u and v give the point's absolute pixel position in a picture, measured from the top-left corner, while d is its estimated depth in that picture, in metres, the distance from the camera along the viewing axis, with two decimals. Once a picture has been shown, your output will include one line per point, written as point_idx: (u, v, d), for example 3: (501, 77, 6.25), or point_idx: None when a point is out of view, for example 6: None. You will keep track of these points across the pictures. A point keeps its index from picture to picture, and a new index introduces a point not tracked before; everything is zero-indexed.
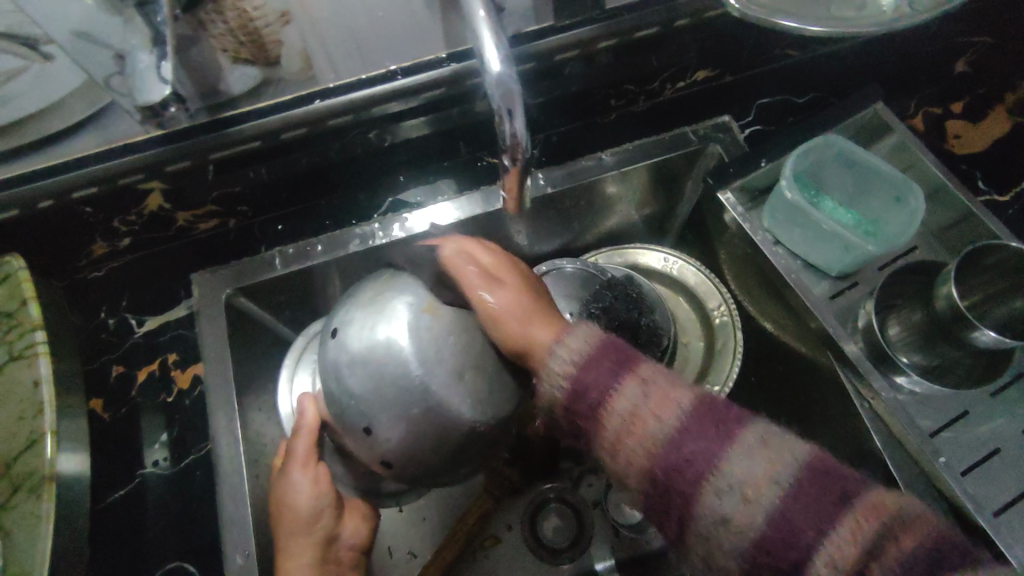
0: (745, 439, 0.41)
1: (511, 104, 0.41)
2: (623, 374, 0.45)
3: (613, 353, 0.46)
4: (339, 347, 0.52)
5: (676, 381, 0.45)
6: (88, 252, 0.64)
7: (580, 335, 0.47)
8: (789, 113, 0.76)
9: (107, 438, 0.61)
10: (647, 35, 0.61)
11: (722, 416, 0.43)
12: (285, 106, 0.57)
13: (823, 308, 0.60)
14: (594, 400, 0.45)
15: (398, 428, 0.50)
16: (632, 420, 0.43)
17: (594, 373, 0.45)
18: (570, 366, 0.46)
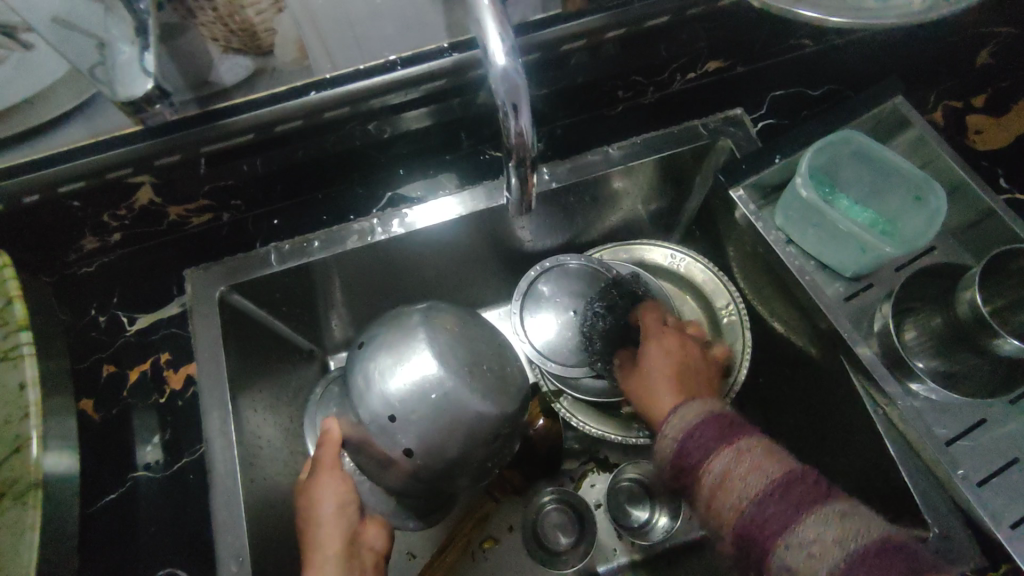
0: (823, 512, 0.45)
1: (516, 100, 0.39)
2: (727, 439, 0.51)
3: (727, 423, 0.53)
4: (365, 356, 0.55)
5: (774, 455, 0.50)
6: (78, 246, 0.62)
7: (698, 406, 0.55)
8: (804, 107, 0.73)
9: (97, 439, 0.59)
10: (659, 23, 0.59)
11: (807, 488, 0.47)
12: (279, 97, 0.53)
13: (837, 310, 0.58)
14: (691, 464, 0.51)
15: (422, 411, 0.52)
16: (722, 483, 0.49)
17: (703, 436, 0.52)
18: (679, 430, 0.53)
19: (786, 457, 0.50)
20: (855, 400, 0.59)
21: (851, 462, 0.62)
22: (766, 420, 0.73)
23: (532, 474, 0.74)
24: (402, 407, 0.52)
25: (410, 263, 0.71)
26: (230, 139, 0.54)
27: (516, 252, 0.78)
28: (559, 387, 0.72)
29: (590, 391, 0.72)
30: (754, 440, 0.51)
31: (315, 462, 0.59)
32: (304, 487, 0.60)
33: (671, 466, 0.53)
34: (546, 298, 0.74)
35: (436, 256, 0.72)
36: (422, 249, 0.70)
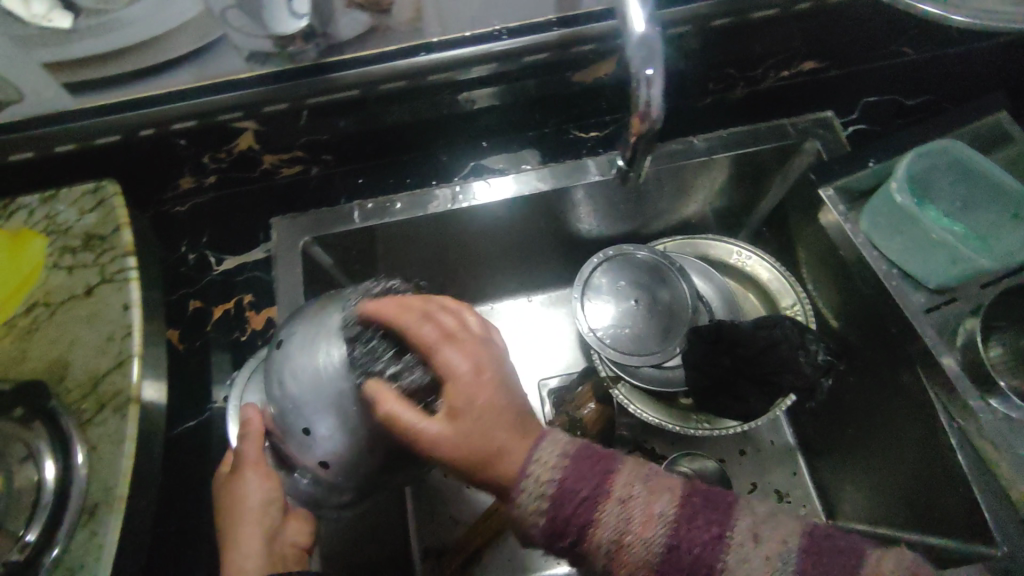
0: (740, 541, 0.40)
1: (651, 68, 0.39)
2: (601, 493, 0.41)
3: (594, 462, 0.42)
4: (282, 360, 0.49)
5: (653, 487, 0.42)
6: (175, 185, 0.65)
7: (551, 446, 0.43)
8: (898, 115, 0.71)
9: (180, 367, 0.62)
10: (765, 16, 0.59)
11: (709, 510, 0.41)
12: (387, 57, 0.55)
13: (921, 318, 0.58)
14: (576, 530, 0.41)
15: (343, 426, 0.48)
16: (620, 546, 0.40)
17: (576, 496, 0.41)
18: (547, 489, 0.41)
19: (666, 480, 0.43)
20: (927, 414, 0.58)
21: (911, 474, 0.61)
22: (821, 427, 0.73)
23: None
24: (328, 421, 0.48)
25: (484, 233, 0.74)
26: (338, 92, 0.56)
27: (580, 237, 0.80)
28: (618, 373, 0.74)
29: (648, 380, 0.74)
30: (624, 470, 0.42)
31: (235, 455, 0.53)
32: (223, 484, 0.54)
33: (545, 540, 0.42)
34: (600, 290, 0.77)
35: (508, 229, 0.74)
36: (496, 221, 0.72)
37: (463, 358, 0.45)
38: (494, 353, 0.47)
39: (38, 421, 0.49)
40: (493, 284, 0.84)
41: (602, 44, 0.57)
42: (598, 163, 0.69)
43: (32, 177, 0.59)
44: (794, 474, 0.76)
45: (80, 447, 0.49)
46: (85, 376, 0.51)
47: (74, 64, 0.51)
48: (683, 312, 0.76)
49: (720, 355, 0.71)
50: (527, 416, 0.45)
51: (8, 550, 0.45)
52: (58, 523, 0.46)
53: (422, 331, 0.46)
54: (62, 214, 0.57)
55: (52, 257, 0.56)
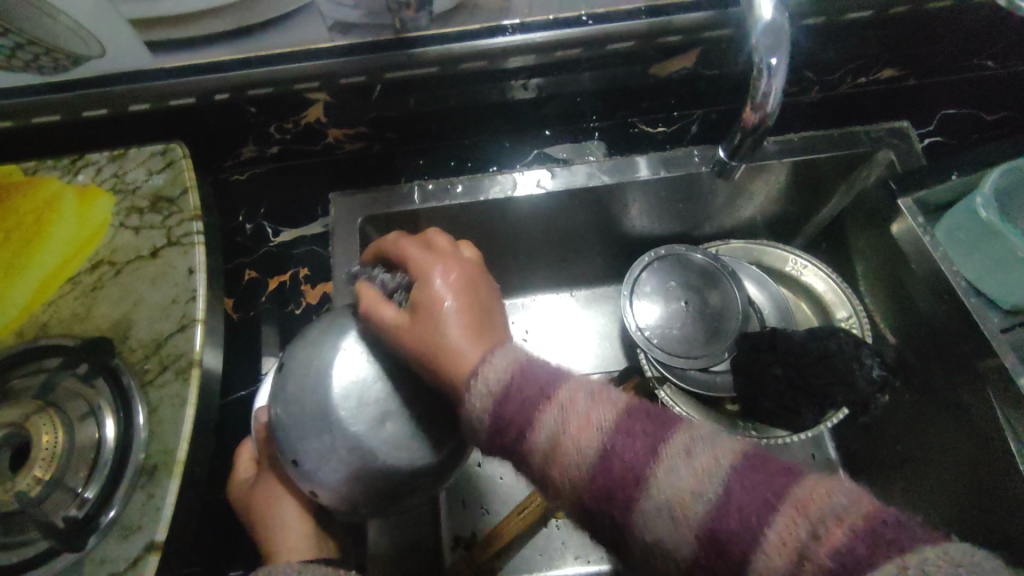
0: (671, 451, 0.36)
1: (773, 61, 0.46)
2: (544, 394, 0.39)
3: (542, 367, 0.41)
4: (279, 384, 0.46)
5: (599, 397, 0.39)
6: (237, 153, 0.65)
7: (503, 354, 0.42)
8: (976, 131, 0.71)
9: (234, 336, 0.62)
10: (859, 17, 0.58)
11: (652, 417, 0.38)
12: (472, 34, 0.55)
13: (1000, 337, 0.56)
14: (518, 420, 0.39)
15: (336, 468, 0.44)
16: (559, 438, 0.38)
17: (518, 394, 0.39)
18: (495, 388, 0.40)
19: (615, 395, 0.40)
20: (990, 434, 0.57)
21: (965, 491, 0.60)
22: (869, 445, 0.72)
23: None
24: (310, 448, 0.44)
25: (538, 221, 0.73)
26: (419, 68, 0.55)
27: (632, 236, 0.79)
28: (665, 374, 0.72)
29: (696, 383, 0.72)
30: (576, 379, 0.40)
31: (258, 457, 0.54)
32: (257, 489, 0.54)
33: (489, 435, 0.40)
34: (646, 293, 0.75)
35: (562, 219, 0.73)
36: (552, 211, 0.71)
37: (452, 272, 0.46)
38: (476, 272, 0.47)
39: (101, 378, 0.49)
40: (537, 276, 0.83)
41: (687, 36, 0.57)
42: (647, 161, 0.69)
43: (103, 134, 0.59)
44: (834, 489, 0.74)
45: (141, 407, 0.48)
46: (149, 337, 0.50)
47: (149, 24, 0.50)
48: (733, 318, 0.74)
49: (769, 364, 0.68)
50: (496, 334, 0.45)
51: (67, 506, 0.45)
52: (117, 482, 0.46)
53: (412, 247, 0.50)
54: (130, 174, 0.57)
55: (118, 216, 0.56)
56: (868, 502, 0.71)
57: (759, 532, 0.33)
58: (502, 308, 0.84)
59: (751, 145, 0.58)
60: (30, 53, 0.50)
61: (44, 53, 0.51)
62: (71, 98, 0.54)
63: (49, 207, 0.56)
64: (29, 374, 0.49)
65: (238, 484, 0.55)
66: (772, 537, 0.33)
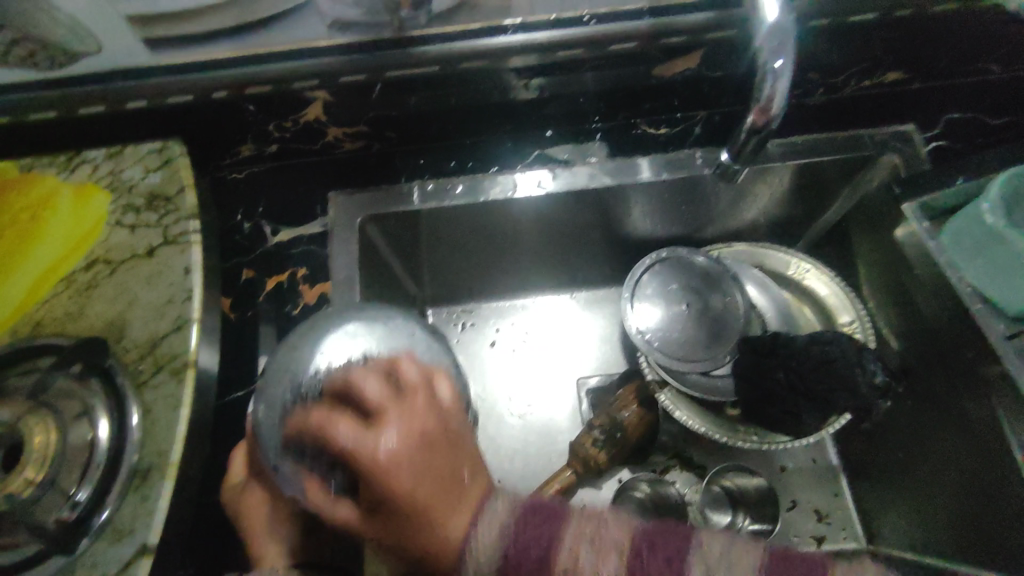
0: (695, 574, 0.38)
1: (779, 65, 0.45)
2: (544, 566, 0.37)
3: (538, 529, 0.38)
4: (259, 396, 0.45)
5: (600, 548, 0.38)
6: (235, 151, 0.65)
7: (492, 517, 0.39)
8: (979, 135, 0.68)
9: (231, 337, 0.62)
10: (863, 20, 0.58)
11: (664, 544, 0.39)
12: (474, 34, 0.55)
13: (1007, 345, 0.54)
14: None
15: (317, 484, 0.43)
16: None
17: (521, 568, 0.37)
18: (492, 569, 0.38)
19: (613, 531, 0.39)
20: (996, 443, 0.56)
21: (970, 501, 0.59)
22: (871, 451, 0.71)
23: (616, 462, 0.69)
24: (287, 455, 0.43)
25: (539, 222, 0.72)
26: (420, 67, 0.55)
27: (633, 238, 0.79)
28: (665, 378, 0.71)
29: (697, 387, 0.71)
30: (575, 528, 0.38)
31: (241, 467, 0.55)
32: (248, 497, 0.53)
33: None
34: (647, 296, 0.75)
35: (563, 221, 0.72)
36: (552, 212, 0.70)
37: (393, 441, 0.38)
38: (429, 425, 0.39)
39: (95, 378, 0.48)
40: (537, 278, 0.82)
41: (691, 37, 0.56)
42: (650, 163, 0.68)
43: (100, 131, 0.59)
44: (835, 495, 0.73)
45: (135, 408, 0.47)
46: (143, 337, 0.50)
47: (152, 20, 0.51)
48: (734, 322, 0.73)
49: (771, 369, 0.67)
50: (465, 478, 0.40)
51: (58, 508, 0.44)
52: (110, 484, 0.45)
53: (339, 418, 0.39)
54: (127, 171, 0.57)
55: (114, 214, 0.55)
56: (869, 509, 0.71)
57: None
58: (503, 309, 0.84)
59: (756, 144, 0.56)
60: (24, 50, 0.51)
61: (43, 48, 0.51)
62: (68, 95, 0.54)
63: (45, 204, 0.56)
64: (22, 373, 0.48)
65: (230, 491, 0.55)
66: None
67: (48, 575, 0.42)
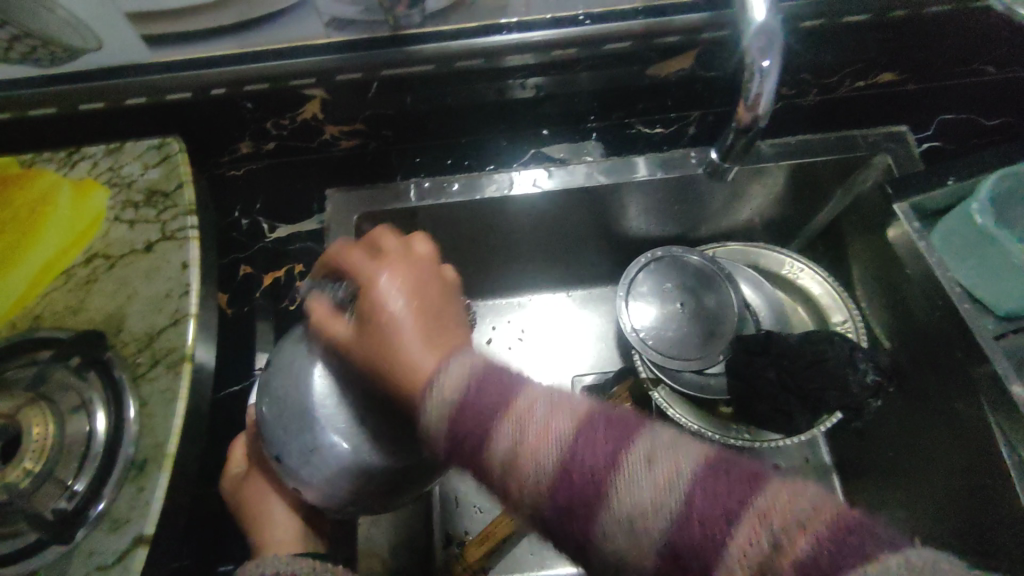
0: (636, 452, 0.36)
1: (767, 64, 0.46)
2: (497, 410, 0.38)
3: (494, 379, 0.40)
4: (264, 382, 0.48)
5: (556, 406, 0.39)
6: (233, 149, 0.65)
7: (459, 365, 0.42)
8: (973, 135, 0.71)
9: (228, 332, 0.62)
10: (856, 21, 0.58)
11: (615, 424, 0.38)
12: (468, 33, 0.55)
13: (994, 344, 0.56)
14: (475, 427, 0.38)
15: (320, 471, 0.44)
16: (516, 452, 0.37)
17: (475, 409, 0.39)
18: (450, 403, 0.40)
19: (574, 402, 0.40)
20: (984, 441, 0.56)
21: (958, 498, 0.60)
22: (861, 450, 0.72)
23: None
24: (289, 445, 0.45)
25: (535, 220, 0.73)
26: (415, 65, 0.55)
27: (628, 237, 0.79)
28: (659, 376, 0.72)
29: (692, 386, 0.71)
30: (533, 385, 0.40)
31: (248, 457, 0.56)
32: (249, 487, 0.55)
33: (447, 450, 0.40)
34: (641, 295, 0.75)
35: (558, 219, 0.73)
36: (548, 210, 0.71)
37: (396, 283, 0.47)
38: (427, 274, 0.50)
39: (93, 370, 0.49)
40: (533, 276, 0.83)
41: (686, 37, 0.57)
42: (645, 162, 0.69)
43: (101, 127, 0.59)
44: (827, 494, 0.74)
45: (133, 401, 0.48)
46: (141, 331, 0.50)
47: (147, 18, 0.50)
48: (728, 321, 0.74)
49: (764, 368, 0.67)
50: (444, 328, 0.46)
51: (56, 498, 0.45)
52: (107, 474, 0.46)
53: (357, 252, 0.51)
54: (127, 167, 0.57)
55: (113, 209, 0.56)
56: (860, 507, 0.71)
57: (723, 543, 0.33)
58: (499, 307, 0.84)
59: (746, 146, 0.57)
60: (28, 46, 0.51)
61: (41, 46, 0.51)
62: (68, 91, 0.54)
63: (46, 199, 0.56)
64: (22, 365, 0.49)
65: (231, 479, 0.56)
66: (735, 547, 0.33)
67: (46, 563, 0.43)
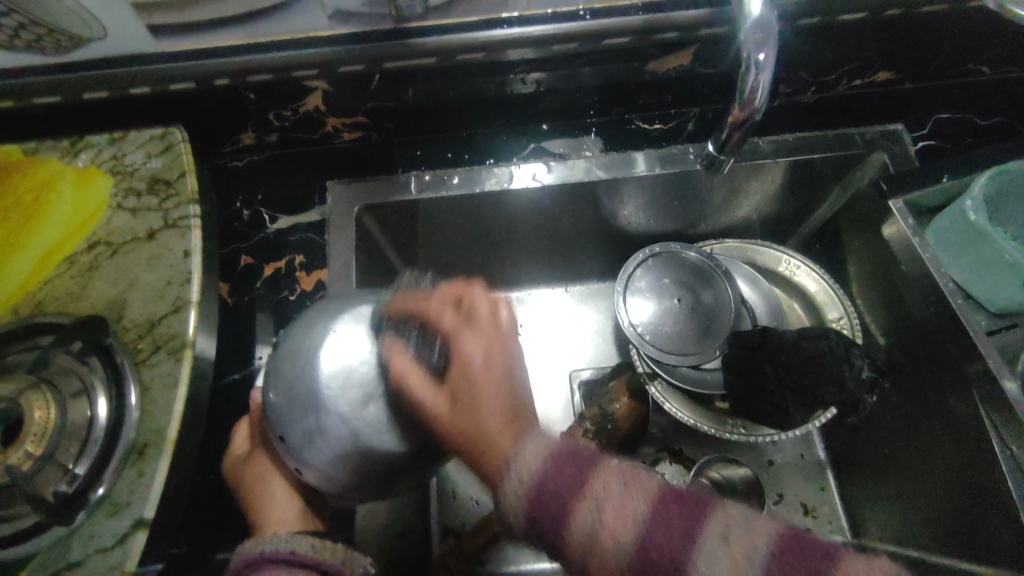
0: (706, 533, 0.35)
1: (761, 58, 0.46)
2: (575, 493, 0.38)
3: (572, 459, 0.39)
4: (274, 363, 0.47)
5: (631, 481, 0.38)
6: (236, 139, 0.66)
7: (535, 445, 0.41)
8: (970, 135, 0.70)
9: (229, 321, 0.63)
10: (855, 18, 0.58)
11: (683, 502, 0.37)
12: (470, 27, 0.55)
13: (985, 339, 0.57)
14: (557, 504, 0.38)
15: (321, 452, 0.44)
16: (594, 538, 0.36)
17: (551, 493, 0.38)
18: (529, 487, 0.39)
19: (649, 481, 0.38)
20: (979, 437, 0.57)
21: (949, 493, 0.60)
22: (856, 445, 0.72)
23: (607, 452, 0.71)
24: (297, 428, 0.45)
25: (534, 215, 0.73)
26: (418, 58, 0.56)
27: (625, 233, 0.80)
28: (655, 369, 0.72)
29: (686, 380, 0.72)
30: (611, 467, 0.39)
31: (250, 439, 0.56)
32: (246, 471, 0.55)
33: (523, 530, 0.39)
34: (641, 289, 0.76)
35: (558, 213, 0.74)
36: (548, 205, 0.72)
37: (477, 343, 0.46)
38: (505, 345, 0.47)
39: (94, 356, 0.49)
40: (532, 270, 0.83)
41: (685, 32, 0.57)
42: (645, 158, 0.69)
43: (104, 115, 0.60)
44: (822, 489, 0.74)
45: (134, 386, 0.48)
46: (142, 317, 0.51)
47: (155, 9, 0.49)
48: (724, 316, 0.74)
49: (760, 362, 0.68)
50: (527, 410, 0.44)
51: (57, 481, 0.45)
52: (109, 458, 0.46)
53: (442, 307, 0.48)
54: (129, 156, 0.58)
55: (116, 197, 0.56)
56: (854, 502, 0.72)
57: None
58: None
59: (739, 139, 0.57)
60: (30, 34, 0.51)
61: (46, 34, 0.51)
62: (71, 80, 0.55)
63: (48, 187, 0.57)
64: (24, 350, 0.49)
65: (231, 461, 0.57)
66: None
67: (47, 546, 0.44)
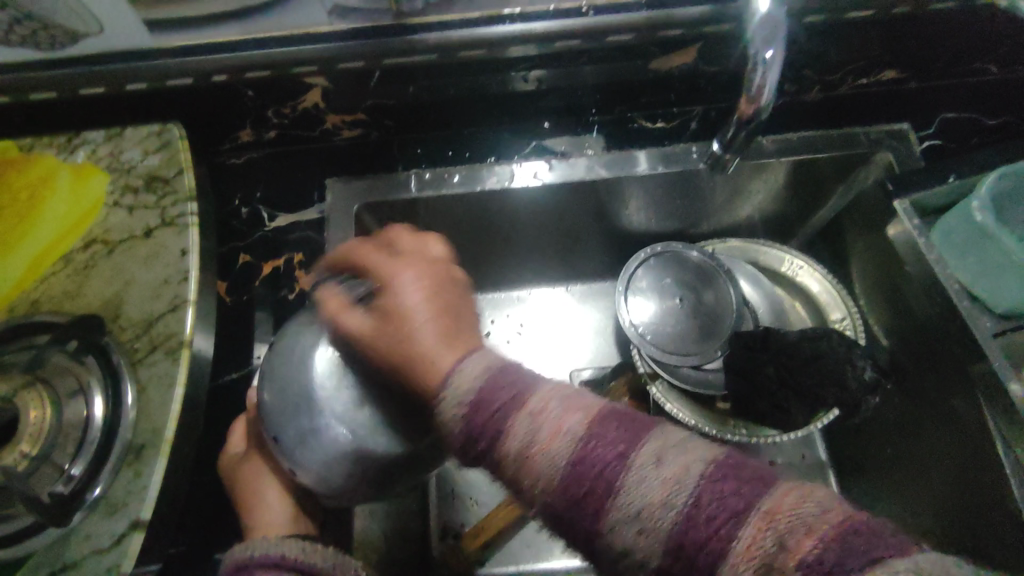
0: (640, 456, 0.36)
1: (770, 56, 0.46)
2: (513, 404, 0.39)
3: (505, 379, 0.41)
4: (266, 363, 0.47)
5: (570, 402, 0.39)
6: (234, 137, 0.65)
7: (477, 362, 0.43)
8: (974, 135, 0.72)
9: (227, 320, 0.62)
10: (861, 17, 0.57)
11: (620, 425, 0.38)
12: (469, 23, 0.55)
13: (993, 342, 0.56)
14: (495, 409, 0.39)
15: (317, 454, 0.44)
16: (526, 450, 0.38)
17: (485, 410, 0.40)
18: (465, 402, 0.41)
19: (587, 400, 0.40)
20: (984, 441, 0.56)
21: (952, 494, 0.60)
22: (858, 447, 0.72)
23: None
24: (290, 429, 0.44)
25: (535, 213, 0.72)
26: (418, 54, 0.55)
27: (626, 233, 0.79)
28: (656, 370, 0.71)
29: (687, 381, 0.71)
30: (551, 387, 0.41)
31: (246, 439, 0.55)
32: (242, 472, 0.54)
33: (458, 446, 0.41)
34: (641, 290, 0.75)
35: (559, 212, 0.73)
36: (548, 204, 0.71)
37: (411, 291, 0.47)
38: (443, 273, 0.50)
39: (90, 356, 0.49)
40: (533, 269, 0.82)
41: (690, 30, 0.56)
42: (647, 157, 0.69)
43: (100, 111, 0.59)
44: (823, 491, 0.74)
45: (131, 386, 0.48)
46: (139, 317, 0.50)
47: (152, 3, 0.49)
48: (726, 317, 0.73)
49: (761, 364, 0.68)
50: (465, 331, 0.47)
51: (53, 482, 0.44)
52: (104, 460, 0.46)
53: (374, 255, 0.51)
54: (127, 153, 0.57)
55: (113, 195, 0.56)
56: (855, 504, 0.72)
57: (730, 536, 0.33)
58: (498, 300, 0.84)
59: (745, 137, 0.56)
60: (27, 30, 0.50)
61: (41, 29, 0.50)
62: (68, 76, 0.54)
63: (44, 184, 0.56)
64: (19, 350, 0.49)
65: (226, 461, 0.56)
66: (743, 541, 0.32)
67: (41, 547, 0.43)
